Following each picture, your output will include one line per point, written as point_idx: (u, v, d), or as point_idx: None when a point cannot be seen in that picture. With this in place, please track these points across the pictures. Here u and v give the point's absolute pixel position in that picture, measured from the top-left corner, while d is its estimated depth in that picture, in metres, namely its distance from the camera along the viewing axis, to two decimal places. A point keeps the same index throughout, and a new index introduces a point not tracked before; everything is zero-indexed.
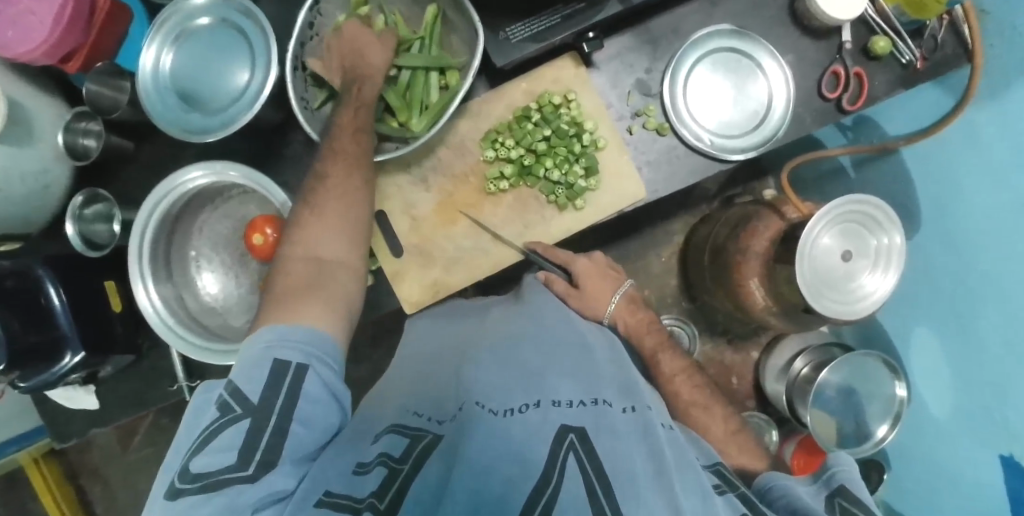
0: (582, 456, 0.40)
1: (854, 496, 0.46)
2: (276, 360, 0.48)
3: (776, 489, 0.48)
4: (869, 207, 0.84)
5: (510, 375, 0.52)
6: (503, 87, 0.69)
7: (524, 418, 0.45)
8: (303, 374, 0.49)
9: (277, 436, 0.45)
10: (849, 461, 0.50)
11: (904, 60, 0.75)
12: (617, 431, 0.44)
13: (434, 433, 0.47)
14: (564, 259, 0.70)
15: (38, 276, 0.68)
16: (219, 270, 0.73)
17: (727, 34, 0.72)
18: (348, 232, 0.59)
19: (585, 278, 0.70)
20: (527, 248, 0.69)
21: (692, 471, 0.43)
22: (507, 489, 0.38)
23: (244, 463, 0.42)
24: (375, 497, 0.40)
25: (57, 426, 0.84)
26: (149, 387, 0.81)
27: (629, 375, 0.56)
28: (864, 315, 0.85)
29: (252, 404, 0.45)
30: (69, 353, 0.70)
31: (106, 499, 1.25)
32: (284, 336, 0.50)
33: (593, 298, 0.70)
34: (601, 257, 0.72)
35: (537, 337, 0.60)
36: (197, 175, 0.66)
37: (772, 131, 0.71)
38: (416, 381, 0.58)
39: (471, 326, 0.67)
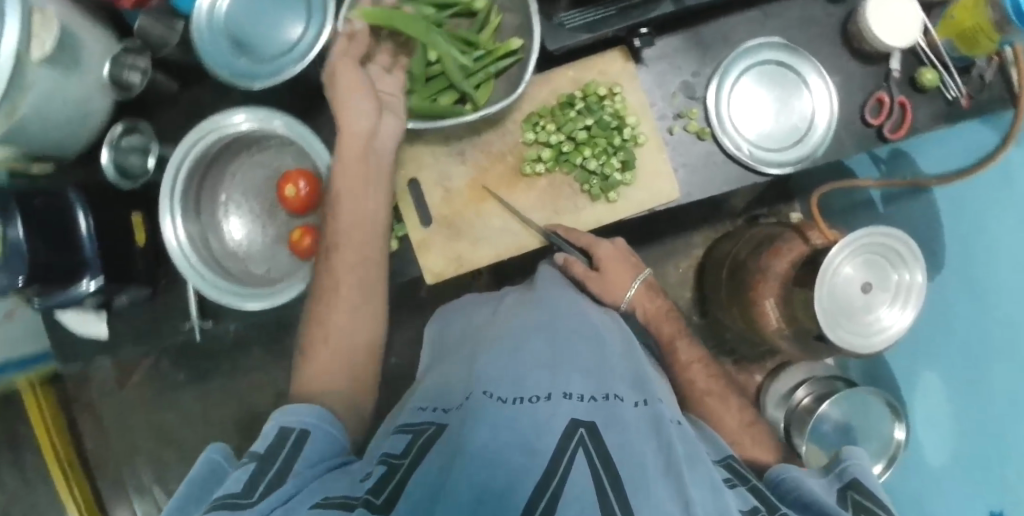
0: (591, 451, 0.38)
1: (866, 488, 0.45)
2: (281, 427, 0.48)
3: (788, 481, 0.47)
4: (893, 241, 0.84)
5: (521, 365, 0.50)
6: (550, 72, 0.70)
7: (533, 409, 0.43)
8: (305, 438, 0.47)
9: (280, 473, 0.42)
10: (863, 455, 0.49)
11: (949, 95, 0.74)
12: (627, 426, 0.42)
13: (439, 424, 0.47)
14: (585, 242, 0.68)
15: (68, 199, 0.69)
16: (247, 216, 0.75)
17: (777, 47, 0.72)
18: (359, 299, 0.62)
19: (607, 263, 0.68)
20: (549, 229, 0.68)
21: (702, 464, 0.43)
22: (512, 482, 0.35)
23: (248, 491, 0.40)
24: (371, 494, 0.38)
25: (64, 350, 0.84)
26: (160, 324, 0.82)
27: (641, 368, 0.55)
28: (877, 349, 0.85)
29: (259, 453, 0.44)
30: (88, 278, 0.71)
31: (97, 435, 1.26)
32: (287, 414, 0.50)
33: (611, 283, 0.68)
34: (623, 242, 0.70)
35: (550, 328, 0.57)
36: (241, 120, 0.67)
37: (812, 148, 0.71)
38: (430, 382, 0.59)
39: (478, 321, 0.67)
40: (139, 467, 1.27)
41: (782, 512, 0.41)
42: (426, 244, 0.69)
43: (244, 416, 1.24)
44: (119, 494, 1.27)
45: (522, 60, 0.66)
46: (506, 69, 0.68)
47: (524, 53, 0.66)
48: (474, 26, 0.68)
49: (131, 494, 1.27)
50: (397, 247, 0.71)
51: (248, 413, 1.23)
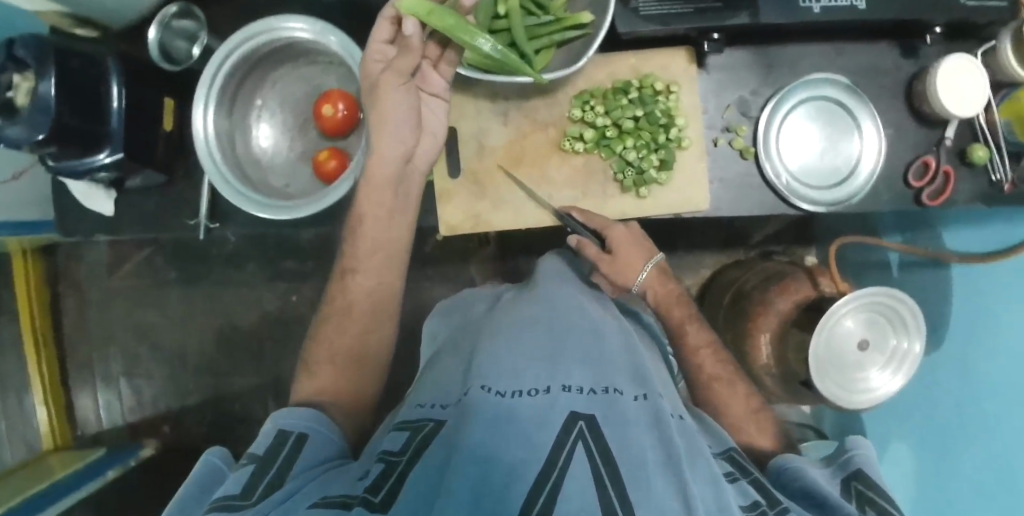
0: (590, 446, 0.38)
1: (870, 480, 0.47)
2: (280, 430, 0.49)
3: (792, 470, 0.49)
4: (899, 303, 0.83)
5: (522, 358, 0.50)
6: (612, 55, 0.69)
7: (532, 404, 0.43)
8: (304, 440, 0.49)
9: (277, 476, 0.43)
10: (867, 446, 0.51)
11: (994, 177, 0.74)
12: (626, 419, 0.43)
13: (436, 420, 0.47)
14: (597, 224, 0.67)
15: (106, 67, 0.68)
16: (278, 126, 0.74)
17: (840, 87, 0.71)
18: (370, 296, 0.65)
19: (619, 244, 0.66)
20: (564, 211, 0.67)
21: (704, 458, 0.43)
22: (511, 478, 0.35)
23: (247, 493, 0.41)
24: (370, 491, 0.38)
25: (64, 219, 0.83)
26: (167, 214, 0.81)
27: (639, 361, 0.55)
28: (860, 407, 0.85)
29: (257, 456, 0.45)
30: (107, 151, 0.70)
31: (76, 315, 1.27)
32: (286, 414, 0.52)
33: (620, 267, 0.66)
34: (638, 226, 0.68)
35: (553, 322, 0.57)
36: (298, 27, 0.65)
37: (850, 194, 0.70)
38: (430, 378, 0.58)
39: (478, 317, 0.67)
40: (111, 356, 1.27)
41: (782, 506, 0.42)
42: (447, 194, 0.69)
43: (226, 327, 1.25)
44: (86, 379, 1.27)
45: (588, 36, 0.65)
46: (569, 41, 0.67)
47: (592, 29, 0.65)
48: None
49: (98, 381, 1.27)
50: None
51: (231, 325, 1.25)
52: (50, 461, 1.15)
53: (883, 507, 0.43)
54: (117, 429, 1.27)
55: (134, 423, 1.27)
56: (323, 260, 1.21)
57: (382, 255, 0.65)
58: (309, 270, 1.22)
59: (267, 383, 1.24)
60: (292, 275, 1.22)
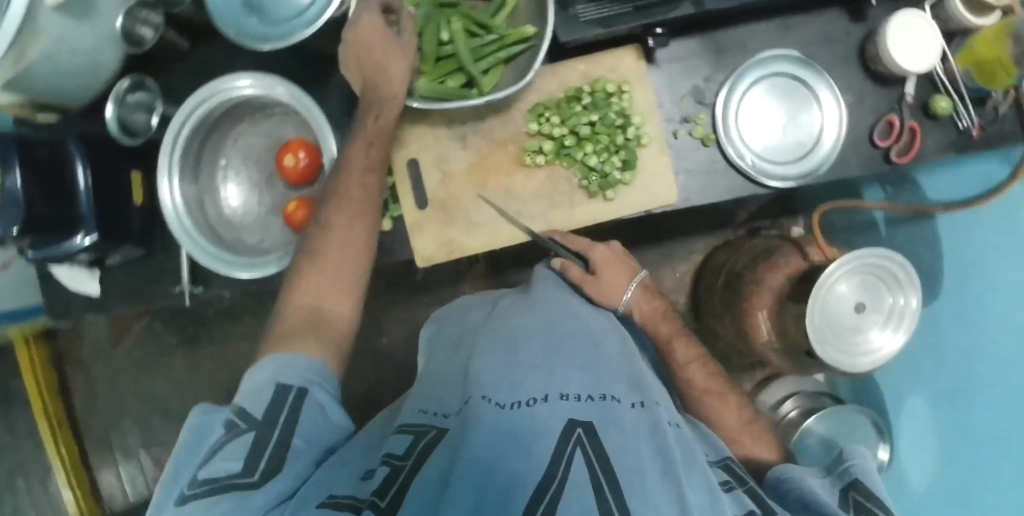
0: (589, 453, 0.39)
1: (868, 490, 0.45)
2: (278, 384, 0.49)
3: (789, 481, 0.48)
4: (891, 264, 0.84)
5: (511, 364, 0.50)
6: (560, 65, 0.69)
7: (530, 414, 0.43)
8: (302, 398, 0.50)
9: (279, 448, 0.44)
10: (867, 456, 0.48)
11: (961, 124, 0.73)
12: (624, 426, 0.43)
13: (440, 427, 0.47)
14: (580, 246, 0.68)
15: (69, 151, 0.69)
16: (246, 185, 0.74)
17: (793, 61, 0.71)
18: (343, 281, 0.61)
19: (602, 264, 0.67)
20: (547, 235, 0.68)
21: (700, 469, 0.43)
22: (510, 484, 0.37)
23: (250, 471, 0.41)
24: (376, 495, 0.39)
25: (55, 304, 0.85)
26: (152, 284, 0.82)
27: (637, 367, 0.55)
28: (863, 369, 0.85)
29: (257, 421, 0.46)
30: (83, 233, 0.71)
31: (86, 392, 1.28)
32: (282, 364, 0.51)
33: (608, 285, 0.67)
34: (620, 245, 0.70)
35: (546, 325, 0.57)
36: (246, 85, 0.66)
37: (815, 165, 0.70)
38: (431, 382, 0.58)
39: (474, 321, 0.67)
40: (126, 428, 1.28)
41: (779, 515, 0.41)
42: (416, 227, 0.69)
43: (233, 383, 1.26)
44: (105, 454, 1.29)
45: (532, 49, 0.65)
46: (515, 57, 0.67)
47: (537, 41, 0.65)
48: (491, 10, 0.67)
49: (117, 455, 1.28)
50: (390, 227, 0.71)
51: (238, 379, 1.25)
52: None
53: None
54: (142, 500, 1.28)
55: None
56: None
57: (359, 208, 0.63)
58: None
59: None
60: None
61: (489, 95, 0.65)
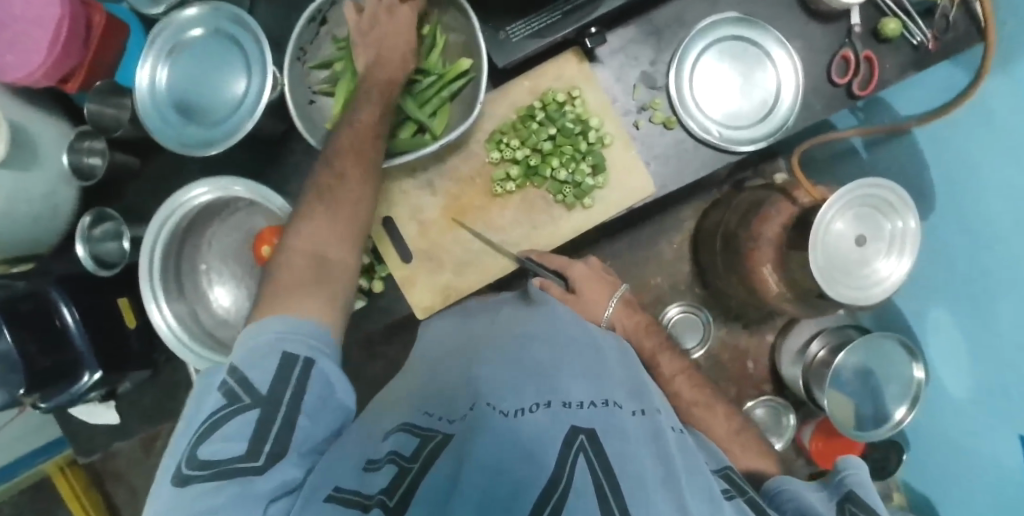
0: (592, 457, 0.38)
1: (864, 502, 0.42)
2: (285, 353, 0.46)
3: (785, 493, 0.47)
4: (883, 191, 0.83)
5: (516, 373, 0.50)
6: (507, 87, 0.69)
7: (535, 418, 0.42)
8: (309, 369, 0.46)
9: (285, 428, 0.42)
10: (861, 464, 0.47)
11: (915, 41, 0.73)
12: (626, 433, 0.42)
13: (445, 432, 0.44)
14: (559, 265, 0.68)
15: (51, 298, 0.69)
16: (230, 283, 0.73)
17: (733, 22, 0.70)
18: (344, 240, 0.57)
19: (582, 283, 0.68)
20: (524, 256, 0.68)
21: (701, 474, 0.43)
22: (520, 486, 0.35)
23: (254, 454, 0.39)
24: (384, 494, 0.37)
25: (77, 437, 0.85)
26: (166, 399, 0.82)
27: (638, 376, 0.55)
28: (877, 299, 0.84)
29: (262, 395, 0.43)
30: (87, 372, 0.71)
31: (131, 501, 1.32)
32: (291, 327, 0.48)
33: (592, 300, 0.67)
34: (598, 261, 0.71)
35: (545, 333, 0.57)
36: (202, 192, 0.65)
37: (781, 120, 0.69)
38: (427, 377, 0.56)
39: (478, 322, 0.64)
40: None
41: None
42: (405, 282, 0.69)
43: None
44: None
45: (474, 80, 0.65)
46: (458, 92, 0.67)
47: (475, 72, 0.65)
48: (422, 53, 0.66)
49: None
50: (382, 288, 0.71)
51: None
52: None
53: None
54: None
55: None
56: None
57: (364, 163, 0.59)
58: None
59: None
60: None
61: (442, 138, 0.65)
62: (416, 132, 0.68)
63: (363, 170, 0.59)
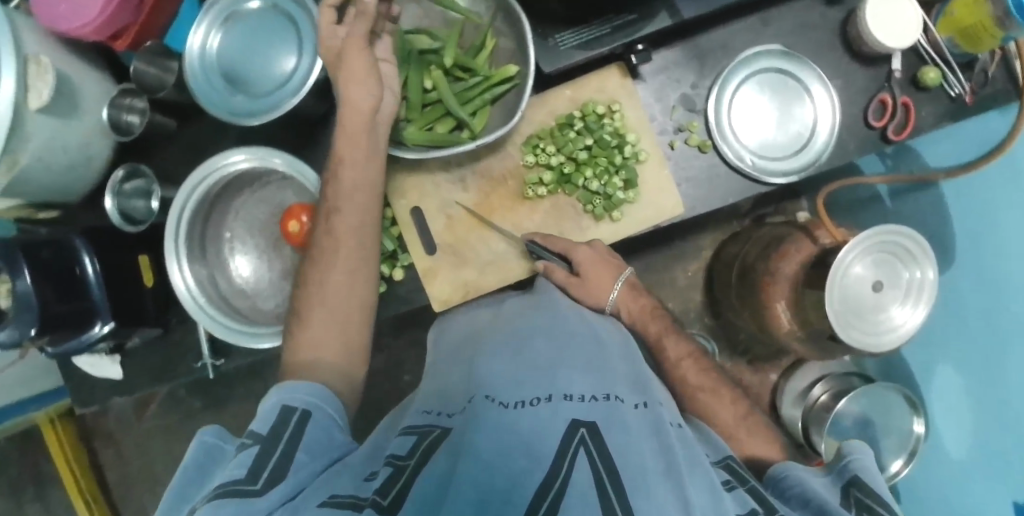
0: (592, 451, 0.38)
1: (868, 486, 0.45)
2: (283, 406, 0.48)
3: (790, 479, 0.48)
4: (902, 238, 0.83)
5: (522, 368, 0.51)
6: (547, 93, 0.69)
7: (534, 413, 0.43)
8: (306, 418, 0.48)
9: (284, 457, 0.42)
10: (867, 453, 0.49)
11: (953, 92, 0.73)
12: (627, 426, 0.42)
13: (443, 427, 0.46)
14: (563, 247, 0.66)
15: (74, 245, 0.69)
16: (252, 254, 0.74)
17: (777, 55, 0.71)
18: (347, 301, 0.61)
19: (587, 266, 0.65)
20: (527, 238, 0.68)
21: (701, 468, 0.43)
22: (514, 482, 0.36)
23: (253, 477, 0.39)
24: (378, 495, 0.37)
25: (80, 392, 0.86)
26: (172, 362, 0.82)
27: (641, 370, 0.55)
28: (887, 347, 0.84)
29: (261, 434, 0.44)
30: (99, 322, 0.71)
31: (117, 465, 1.31)
32: (288, 389, 0.51)
33: (594, 287, 0.65)
34: (603, 244, 0.67)
35: (548, 326, 0.58)
36: (240, 159, 0.66)
37: (815, 155, 0.70)
38: (437, 378, 0.58)
39: (480, 317, 0.66)
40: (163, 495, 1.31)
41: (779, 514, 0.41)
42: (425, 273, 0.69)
43: None
44: None
45: (519, 87, 0.66)
46: (501, 96, 0.68)
47: (520, 79, 0.66)
48: (471, 52, 0.67)
49: None
50: (402, 276, 0.71)
51: None
52: None
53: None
54: None
55: None
56: None
57: (361, 199, 0.60)
58: None
59: None
60: None
61: (481, 136, 0.65)
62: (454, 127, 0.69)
63: (360, 213, 0.60)
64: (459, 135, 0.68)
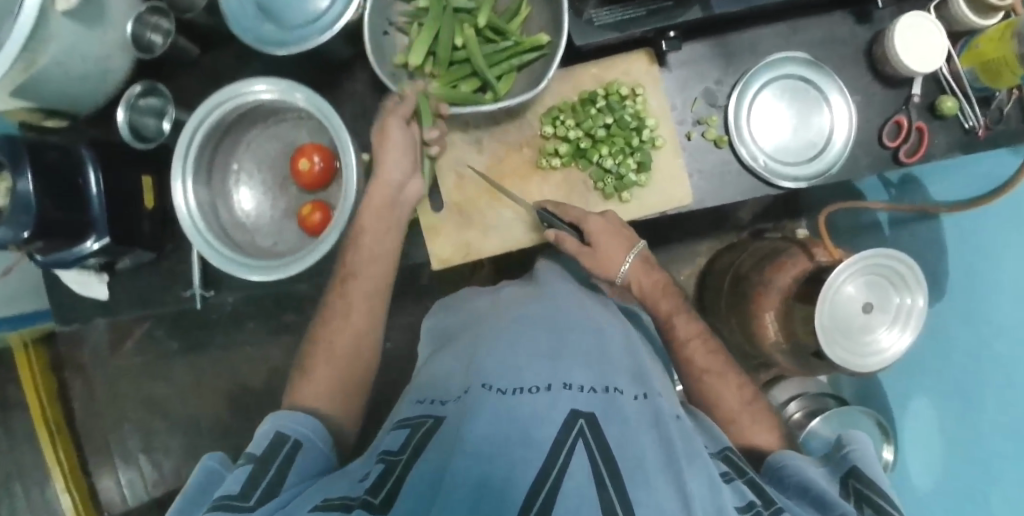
0: (590, 441, 0.43)
1: (866, 477, 0.51)
2: (278, 432, 0.53)
3: (790, 469, 0.54)
4: (899, 264, 0.84)
5: (526, 355, 0.55)
6: (573, 68, 0.70)
7: (534, 398, 0.47)
8: (299, 445, 0.52)
9: (273, 480, 0.47)
10: (866, 448, 0.55)
11: (968, 124, 0.74)
12: (626, 418, 0.48)
13: (436, 417, 0.52)
14: (575, 217, 0.65)
15: (81, 156, 0.69)
16: (258, 189, 0.75)
17: (802, 63, 0.71)
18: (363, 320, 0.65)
19: (598, 236, 0.64)
20: (538, 206, 0.68)
21: (700, 459, 0.47)
22: (511, 475, 0.39)
23: (245, 495, 0.44)
24: (369, 494, 0.42)
25: (63, 309, 0.85)
26: (159, 288, 0.82)
27: (640, 360, 0.60)
28: (871, 369, 0.84)
29: (256, 457, 0.49)
30: (93, 238, 0.71)
31: (86, 398, 1.29)
32: (284, 418, 0.55)
33: (605, 254, 0.64)
34: (616, 215, 0.66)
35: (550, 320, 0.62)
36: (262, 89, 0.65)
37: (827, 164, 0.71)
38: (435, 370, 0.63)
39: (481, 309, 0.73)
40: (127, 434, 1.30)
41: (777, 505, 0.46)
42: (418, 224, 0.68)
43: (235, 389, 1.27)
44: (104, 461, 1.30)
45: (547, 56, 0.65)
46: (528, 63, 0.68)
47: (550, 49, 0.65)
48: (505, 16, 0.67)
49: (117, 460, 1.30)
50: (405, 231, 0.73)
51: (241, 386, 1.27)
52: None
53: (879, 506, 0.48)
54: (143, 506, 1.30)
55: (159, 495, 1.30)
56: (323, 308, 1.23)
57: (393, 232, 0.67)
58: (309, 319, 1.24)
59: None
60: (295, 328, 1.24)
61: (504, 100, 0.65)
62: (478, 89, 0.69)
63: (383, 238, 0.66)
64: (481, 97, 0.68)
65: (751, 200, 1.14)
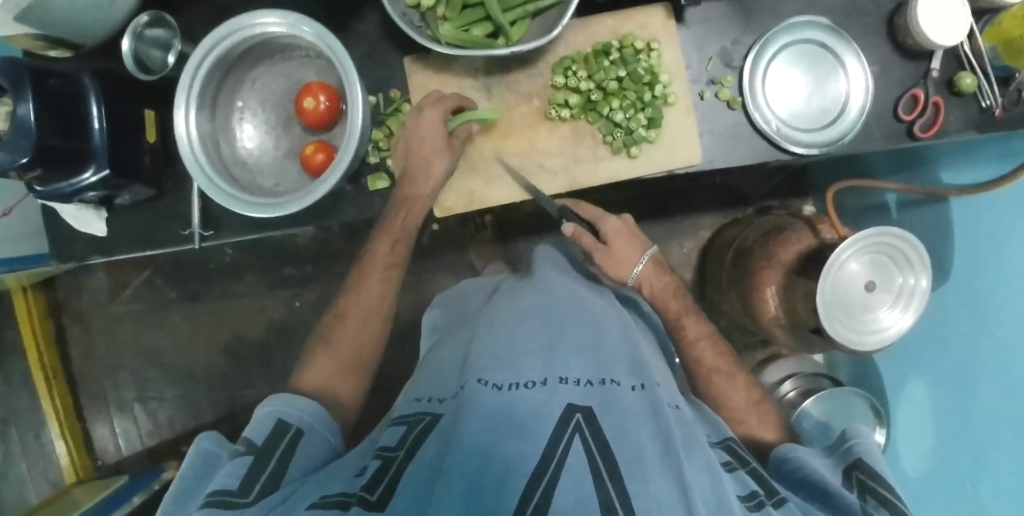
0: (587, 437, 0.42)
1: (868, 467, 0.51)
2: (279, 422, 0.55)
3: (795, 461, 0.55)
4: (905, 245, 0.82)
5: (521, 346, 0.54)
6: (588, 19, 0.69)
7: (529, 393, 0.47)
8: (300, 436, 0.55)
9: (275, 471, 0.49)
10: (870, 436, 0.55)
11: (984, 103, 0.72)
12: (624, 410, 0.47)
13: (434, 415, 0.51)
14: (593, 217, 0.75)
15: (83, 84, 0.67)
16: (262, 126, 0.74)
17: (821, 28, 0.70)
18: (371, 326, 0.73)
19: (613, 236, 0.73)
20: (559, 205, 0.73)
21: (698, 451, 0.47)
22: (507, 470, 0.39)
23: (246, 489, 0.45)
24: (366, 491, 0.42)
25: (60, 244, 0.83)
26: (160, 227, 0.81)
27: (636, 349, 0.60)
28: (870, 349, 0.83)
29: (256, 447, 0.51)
30: (92, 169, 0.69)
31: (82, 344, 1.30)
32: (285, 402, 0.58)
33: (620, 254, 0.73)
34: (631, 220, 0.75)
35: (548, 309, 0.61)
36: (270, 22, 0.64)
37: (842, 132, 0.69)
38: (434, 365, 0.63)
39: (474, 310, 0.73)
40: (122, 381, 1.30)
41: (779, 496, 0.47)
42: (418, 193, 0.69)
43: (231, 342, 1.27)
44: (99, 409, 1.30)
45: (562, 5, 0.63)
46: (543, 10, 0.65)
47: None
48: None
49: (111, 408, 1.30)
50: None
51: (237, 340, 1.27)
52: (73, 494, 1.18)
53: (884, 498, 0.48)
54: (136, 456, 1.30)
55: (152, 446, 1.30)
56: (321, 264, 1.23)
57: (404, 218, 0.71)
58: (310, 274, 1.24)
59: (280, 392, 1.26)
60: (293, 282, 1.25)
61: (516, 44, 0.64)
62: (490, 34, 0.68)
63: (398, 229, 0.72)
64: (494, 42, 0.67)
65: (759, 170, 1.14)
